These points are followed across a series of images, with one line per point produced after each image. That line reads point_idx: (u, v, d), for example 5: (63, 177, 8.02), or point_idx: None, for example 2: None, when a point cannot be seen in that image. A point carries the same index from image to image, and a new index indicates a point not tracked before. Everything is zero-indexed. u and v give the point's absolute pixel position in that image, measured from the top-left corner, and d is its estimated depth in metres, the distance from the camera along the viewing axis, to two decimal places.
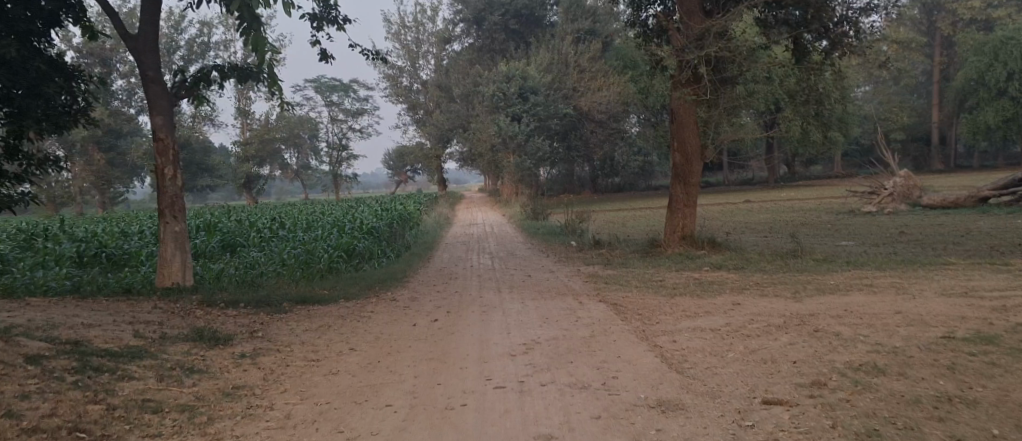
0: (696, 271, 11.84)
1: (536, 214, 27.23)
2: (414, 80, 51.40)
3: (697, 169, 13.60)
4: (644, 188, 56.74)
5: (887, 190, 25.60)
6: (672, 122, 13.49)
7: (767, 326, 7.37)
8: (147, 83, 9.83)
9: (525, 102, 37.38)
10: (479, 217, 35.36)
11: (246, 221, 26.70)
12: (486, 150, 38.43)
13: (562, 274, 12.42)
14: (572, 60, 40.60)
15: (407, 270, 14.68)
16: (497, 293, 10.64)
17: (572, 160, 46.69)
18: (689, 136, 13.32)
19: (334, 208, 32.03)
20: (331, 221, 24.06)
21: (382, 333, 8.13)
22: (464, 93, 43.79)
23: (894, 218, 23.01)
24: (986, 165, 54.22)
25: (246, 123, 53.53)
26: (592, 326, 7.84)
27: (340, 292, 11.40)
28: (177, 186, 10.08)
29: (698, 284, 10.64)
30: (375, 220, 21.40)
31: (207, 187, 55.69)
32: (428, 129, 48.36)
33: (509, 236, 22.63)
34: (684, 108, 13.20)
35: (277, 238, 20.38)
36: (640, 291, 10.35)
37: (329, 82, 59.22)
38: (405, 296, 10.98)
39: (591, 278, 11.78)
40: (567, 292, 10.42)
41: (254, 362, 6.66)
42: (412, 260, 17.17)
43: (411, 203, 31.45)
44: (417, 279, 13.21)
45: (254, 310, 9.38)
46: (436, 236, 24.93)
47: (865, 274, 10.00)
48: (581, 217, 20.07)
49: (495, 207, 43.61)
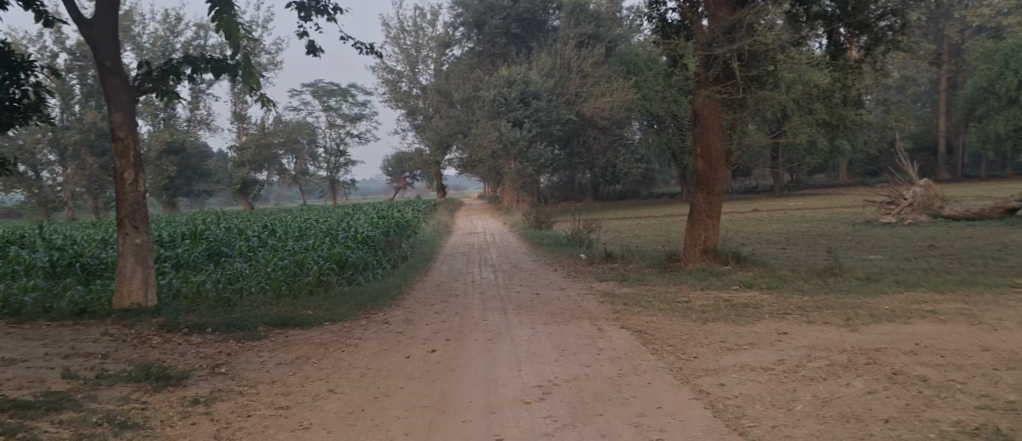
0: (724, 290, 10.62)
1: (539, 222, 26.08)
2: (414, 84, 50.28)
3: (722, 176, 12.37)
4: (647, 196, 55.72)
5: (907, 200, 24.57)
6: (694, 124, 12.29)
7: (832, 365, 6.15)
8: (105, 74, 8.65)
9: (527, 108, 36.25)
10: (480, 225, 34.21)
11: (236, 228, 25.49)
12: (487, 157, 37.23)
13: (574, 293, 11.19)
14: (574, 65, 39.49)
15: (404, 285, 13.47)
16: (503, 316, 9.39)
17: (574, 167, 45.57)
18: (714, 140, 12.10)
19: (330, 215, 30.85)
20: (322, 229, 22.88)
21: (371, 368, 6.91)
22: (465, 98, 42.70)
23: (916, 230, 21.87)
24: (996, 175, 53.00)
25: (242, 128, 52.37)
26: (619, 363, 6.61)
27: (326, 312, 10.17)
28: (139, 192, 8.85)
29: (730, 307, 9.40)
30: (369, 229, 20.19)
31: (202, 193, 54.43)
32: (428, 134, 47.17)
33: (511, 246, 21.43)
34: (709, 109, 11.99)
35: (267, 248, 19.18)
36: (664, 314, 9.11)
37: (326, 87, 58.12)
38: (400, 318, 9.75)
39: (606, 297, 10.56)
40: (583, 315, 9.18)
41: (208, 411, 5.44)
42: (409, 272, 15.93)
43: (409, 210, 30.33)
44: (414, 295, 11.99)
45: (223, 336, 8.15)
46: (434, 246, 23.73)
47: (923, 298, 8.76)
48: (590, 226, 18.90)
49: (496, 214, 42.52)
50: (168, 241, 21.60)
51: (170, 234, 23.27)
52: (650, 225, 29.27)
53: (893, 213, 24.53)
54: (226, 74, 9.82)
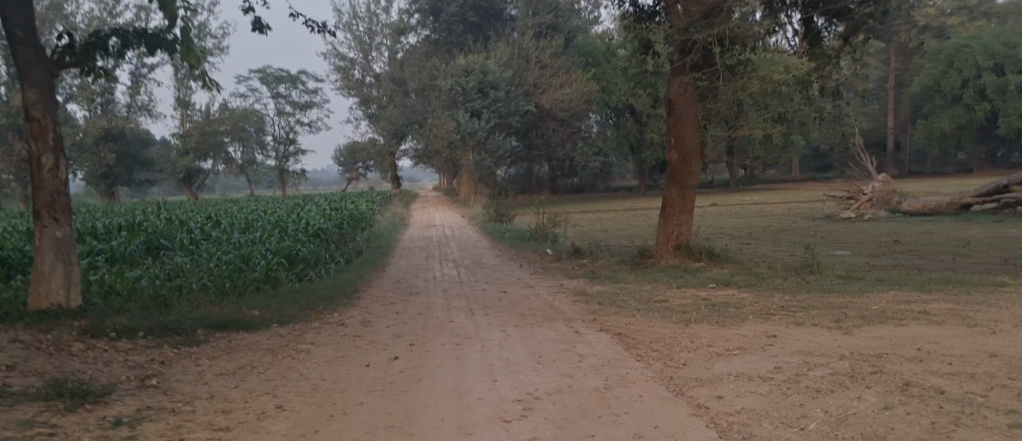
0: (701, 288, 10.15)
1: (499, 215, 25.42)
2: (367, 73, 48.95)
3: (696, 169, 11.92)
4: (604, 189, 55.73)
5: (865, 195, 24.79)
6: (667, 115, 11.79)
7: (836, 374, 5.66)
8: (17, 46, 7.61)
9: (485, 98, 35.52)
10: (437, 218, 33.41)
11: (177, 219, 24.09)
12: (443, 148, 36.26)
13: (544, 292, 10.58)
14: (533, 55, 38.81)
15: (361, 282, 12.67)
16: (472, 318, 8.71)
17: (533, 159, 45.05)
18: (688, 131, 11.63)
19: (280, 206, 29.59)
20: (271, 221, 21.74)
21: (326, 379, 6.12)
22: (420, 87, 41.66)
23: (875, 225, 22.02)
24: (938, 172, 54.61)
25: (186, 115, 50.18)
26: (605, 373, 5.99)
27: (275, 313, 9.28)
28: (60, 180, 7.84)
29: (711, 307, 8.92)
30: (322, 221, 19.19)
31: (144, 182, 51.99)
32: (382, 123, 45.95)
33: (471, 240, 20.76)
34: (683, 98, 11.51)
35: (212, 241, 18.04)
36: (643, 315, 8.57)
37: (275, 73, 56.17)
38: (360, 318, 8.99)
39: (579, 297, 9.98)
40: (558, 317, 8.57)
41: (130, 434, 4.59)
42: (366, 267, 15.06)
43: (364, 202, 29.29)
44: (372, 294, 11.21)
45: (157, 342, 7.24)
46: (390, 239, 22.81)
47: (910, 298, 8.44)
48: (553, 221, 18.34)
49: (453, 206, 41.65)
50: (102, 233, 20.16)
51: (105, 224, 21.78)
52: (612, 220, 28.95)
53: (852, 208, 24.72)
54: (161, 49, 8.83)
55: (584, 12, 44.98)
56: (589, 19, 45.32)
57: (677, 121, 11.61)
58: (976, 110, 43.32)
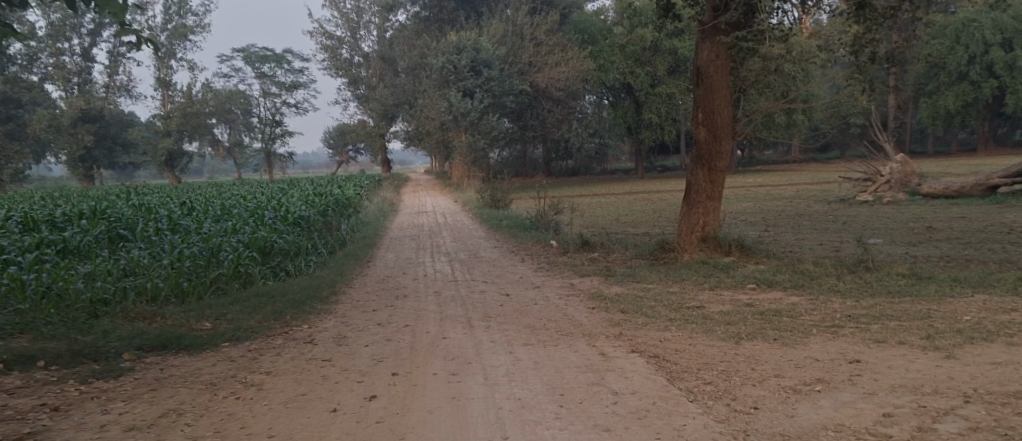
0: (740, 291, 8.60)
1: (494, 200, 23.89)
2: (355, 52, 46.94)
3: (726, 151, 10.32)
4: (600, 171, 54.24)
5: (884, 177, 23.37)
6: (695, 86, 10.16)
7: (979, 430, 4.06)
8: None
9: (478, 77, 33.83)
10: (428, 203, 31.74)
11: (148, 206, 22.41)
12: (435, 129, 34.49)
13: (553, 297, 8.98)
14: (527, 32, 36.82)
15: (342, 280, 11.06)
16: (471, 334, 7.08)
17: (527, 141, 43.33)
18: (720, 106, 10.01)
19: (260, 191, 27.90)
20: (247, 209, 20.06)
21: (274, 434, 4.50)
22: (410, 66, 39.81)
23: (898, 209, 20.55)
24: (940, 152, 53.23)
25: (167, 96, 48.17)
26: (650, 427, 4.40)
27: (230, 326, 7.65)
28: None
29: (760, 316, 7.31)
30: (302, 207, 17.58)
31: (125, 165, 50.04)
32: (371, 105, 44.15)
33: (467, 228, 19.28)
34: (715, 66, 9.89)
35: (181, 232, 16.42)
36: (679, 328, 6.96)
37: (259, 53, 54.20)
38: (337, 333, 7.41)
39: (597, 304, 8.39)
40: (574, 333, 6.96)
41: None
42: (347, 262, 13.46)
43: (350, 186, 27.62)
44: (352, 297, 9.59)
45: (64, 373, 5.64)
46: (378, 227, 21.19)
47: (1005, 306, 6.85)
48: (556, 206, 16.83)
49: (443, 190, 40.03)
50: (61, 221, 18.43)
51: (65, 211, 20.03)
52: (614, 204, 27.42)
53: (870, 190, 23.31)
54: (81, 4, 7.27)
55: None
56: None
57: (708, 94, 9.96)
58: (983, 87, 41.81)
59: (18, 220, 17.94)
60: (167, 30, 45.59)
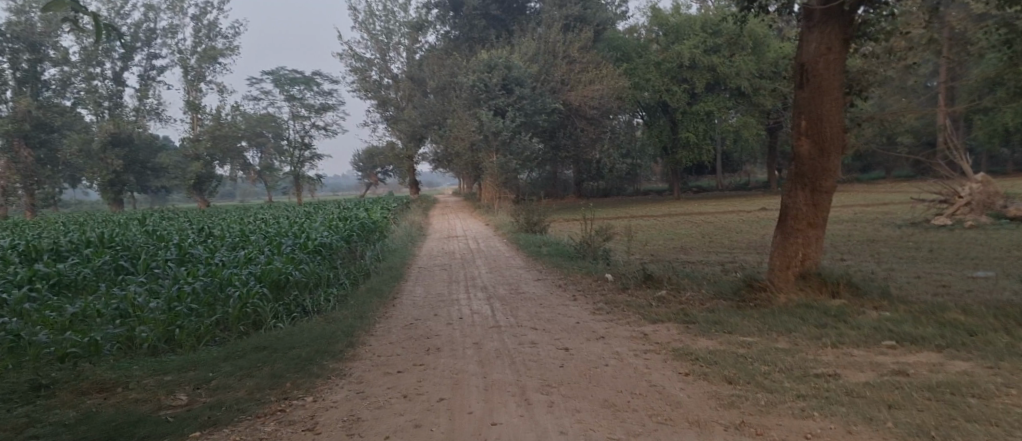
0: (876, 349, 6.57)
1: (530, 225, 22.05)
2: (385, 74, 45.58)
3: (835, 167, 8.37)
4: (634, 192, 52.16)
5: (964, 198, 21.03)
6: (798, 87, 8.28)
7: None
8: None
9: (510, 95, 32.27)
10: (458, 226, 29.94)
11: (164, 232, 20.98)
12: (464, 150, 32.98)
13: (626, 354, 7.07)
14: (560, 50, 35.12)
15: (362, 324, 9.30)
16: (530, 418, 5.22)
17: (560, 162, 41.52)
18: (830, 110, 8.11)
19: (285, 214, 26.57)
20: (266, 236, 18.44)
21: None
22: (439, 86, 38.28)
23: (987, 235, 18.25)
24: (998, 171, 49.97)
25: (196, 119, 47.28)
26: None
27: (210, 402, 5.92)
28: None
29: (928, 393, 5.25)
30: (324, 233, 15.93)
31: (157, 189, 49.38)
32: (399, 126, 42.80)
33: (503, 255, 17.50)
34: (826, 61, 8.03)
35: (191, 262, 14.82)
36: (821, 414, 4.97)
37: (288, 74, 53.61)
38: (349, 414, 5.58)
39: (690, 368, 6.42)
40: (676, 420, 5.03)
41: None
42: (370, 298, 11.71)
43: (378, 209, 26.00)
44: (373, 351, 7.80)
45: None
46: (406, 254, 19.45)
47: None
48: (603, 233, 14.91)
49: (474, 213, 38.27)
50: (66, 250, 16.91)
51: (73, 238, 18.58)
52: (658, 228, 25.37)
53: (947, 213, 21.02)
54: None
55: (611, 6, 41.93)
56: (617, 13, 42.15)
57: (816, 97, 8.07)
58: None
59: (20, 249, 16.45)
60: (197, 54, 45.26)
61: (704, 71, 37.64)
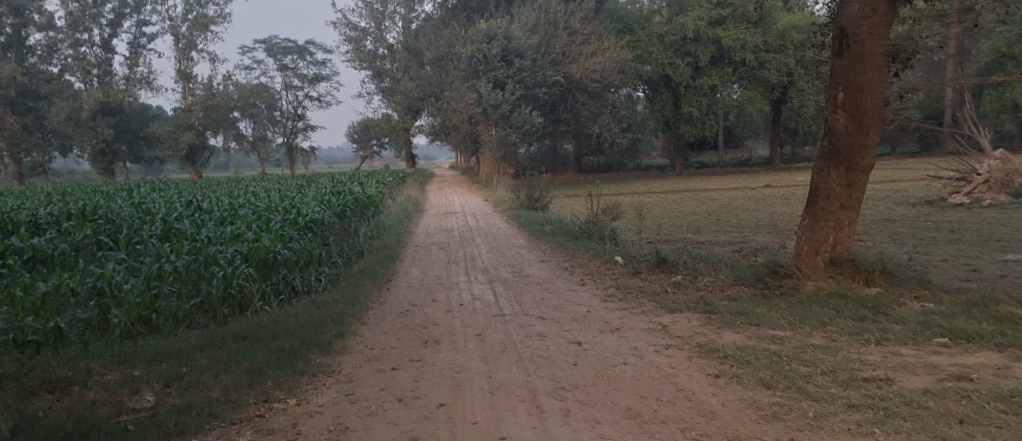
0: (929, 349, 5.86)
1: (531, 201, 21.27)
2: (380, 43, 44.44)
3: (873, 143, 7.61)
4: (633, 167, 51.32)
5: (982, 176, 20.31)
6: (837, 55, 7.51)
7: None
8: None
9: (509, 67, 31.21)
10: (456, 202, 29.15)
11: (150, 205, 20.13)
12: (462, 123, 32.03)
13: (646, 350, 6.36)
14: (561, 20, 33.95)
15: (353, 311, 8.58)
16: (545, 432, 4.52)
17: (560, 136, 40.58)
18: (873, 79, 7.35)
19: (278, 187, 25.74)
20: (255, 210, 17.61)
21: None
22: (435, 57, 37.15)
23: (1007, 214, 17.58)
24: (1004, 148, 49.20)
25: (188, 89, 46.10)
26: None
27: (178, 405, 5.21)
28: None
29: (1005, 406, 4.54)
30: (315, 208, 15.13)
31: (150, 159, 48.31)
32: (394, 97, 41.74)
33: (503, 233, 16.79)
34: (870, 26, 7.26)
35: (176, 238, 13.99)
36: (885, 434, 4.26)
37: (281, 43, 52.30)
38: (337, 423, 4.89)
39: (721, 368, 5.70)
40: (715, 438, 4.33)
41: None
42: (364, 280, 10.98)
43: (371, 183, 25.15)
44: (366, 344, 7.09)
45: None
46: (402, 231, 18.71)
47: None
48: (609, 212, 14.15)
49: (472, 187, 37.44)
50: (45, 223, 16.08)
51: (53, 209, 17.73)
52: (662, 206, 24.63)
53: (965, 191, 20.29)
54: None
55: None
56: None
57: (857, 66, 7.33)
58: None
59: None
60: (188, 21, 44.11)
61: (709, 44, 36.63)
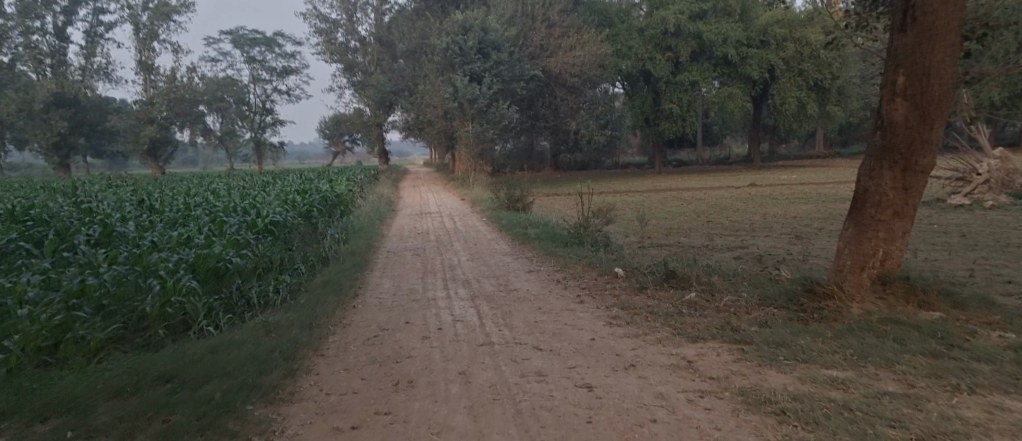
0: None
1: (511, 201, 19.82)
2: (351, 36, 42.55)
3: (939, 137, 6.40)
4: (611, 165, 50.22)
5: (981, 176, 19.42)
6: (901, 32, 6.36)
7: None
8: None
9: (486, 60, 29.72)
10: (431, 201, 27.62)
11: (95, 204, 18.17)
12: (437, 118, 30.45)
13: (677, 399, 5.03)
14: (540, 12, 32.58)
15: (310, 340, 7.09)
16: None
17: (537, 132, 39.21)
18: (941, 60, 6.21)
19: (242, 185, 23.90)
20: (211, 211, 15.85)
21: None
22: (409, 50, 35.46)
23: (1012, 216, 16.70)
24: None
25: (149, 81, 43.64)
26: None
27: None
28: None
29: None
30: (277, 209, 13.49)
31: (109, 153, 45.71)
32: (367, 91, 39.94)
33: (483, 237, 15.39)
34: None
35: (115, 243, 12.18)
36: None
37: (247, 35, 50.16)
38: None
39: (781, 430, 4.37)
40: None
41: None
42: (327, 294, 9.47)
43: (341, 180, 23.46)
44: (323, 387, 5.66)
45: None
46: (372, 233, 17.17)
47: None
48: (601, 215, 12.81)
49: (448, 185, 35.82)
50: None
51: None
52: (647, 206, 23.44)
53: (964, 192, 19.37)
54: None
55: None
56: None
57: (923, 43, 6.22)
58: None
59: None
60: (149, 10, 41.87)
61: (690, 39, 35.49)
